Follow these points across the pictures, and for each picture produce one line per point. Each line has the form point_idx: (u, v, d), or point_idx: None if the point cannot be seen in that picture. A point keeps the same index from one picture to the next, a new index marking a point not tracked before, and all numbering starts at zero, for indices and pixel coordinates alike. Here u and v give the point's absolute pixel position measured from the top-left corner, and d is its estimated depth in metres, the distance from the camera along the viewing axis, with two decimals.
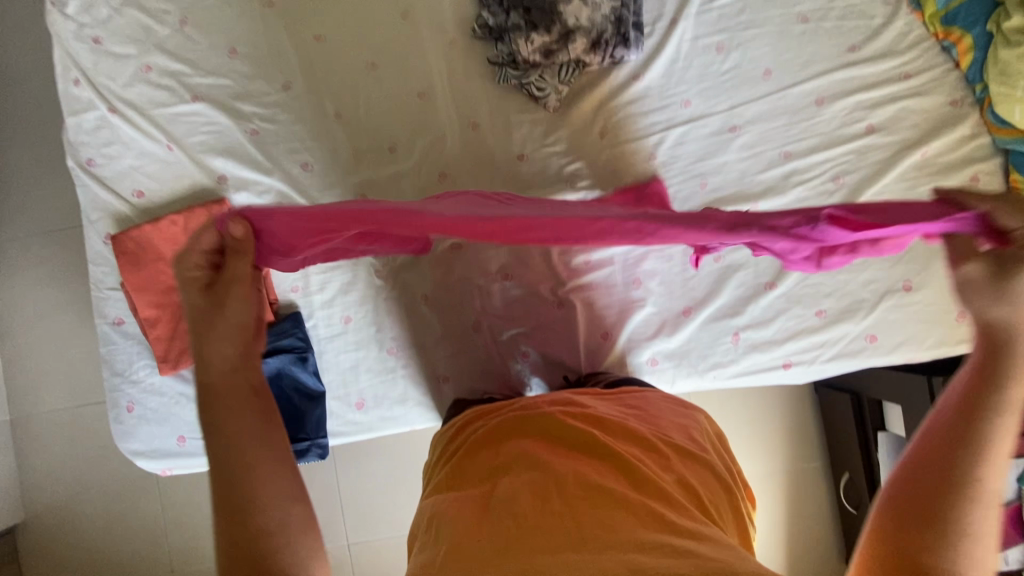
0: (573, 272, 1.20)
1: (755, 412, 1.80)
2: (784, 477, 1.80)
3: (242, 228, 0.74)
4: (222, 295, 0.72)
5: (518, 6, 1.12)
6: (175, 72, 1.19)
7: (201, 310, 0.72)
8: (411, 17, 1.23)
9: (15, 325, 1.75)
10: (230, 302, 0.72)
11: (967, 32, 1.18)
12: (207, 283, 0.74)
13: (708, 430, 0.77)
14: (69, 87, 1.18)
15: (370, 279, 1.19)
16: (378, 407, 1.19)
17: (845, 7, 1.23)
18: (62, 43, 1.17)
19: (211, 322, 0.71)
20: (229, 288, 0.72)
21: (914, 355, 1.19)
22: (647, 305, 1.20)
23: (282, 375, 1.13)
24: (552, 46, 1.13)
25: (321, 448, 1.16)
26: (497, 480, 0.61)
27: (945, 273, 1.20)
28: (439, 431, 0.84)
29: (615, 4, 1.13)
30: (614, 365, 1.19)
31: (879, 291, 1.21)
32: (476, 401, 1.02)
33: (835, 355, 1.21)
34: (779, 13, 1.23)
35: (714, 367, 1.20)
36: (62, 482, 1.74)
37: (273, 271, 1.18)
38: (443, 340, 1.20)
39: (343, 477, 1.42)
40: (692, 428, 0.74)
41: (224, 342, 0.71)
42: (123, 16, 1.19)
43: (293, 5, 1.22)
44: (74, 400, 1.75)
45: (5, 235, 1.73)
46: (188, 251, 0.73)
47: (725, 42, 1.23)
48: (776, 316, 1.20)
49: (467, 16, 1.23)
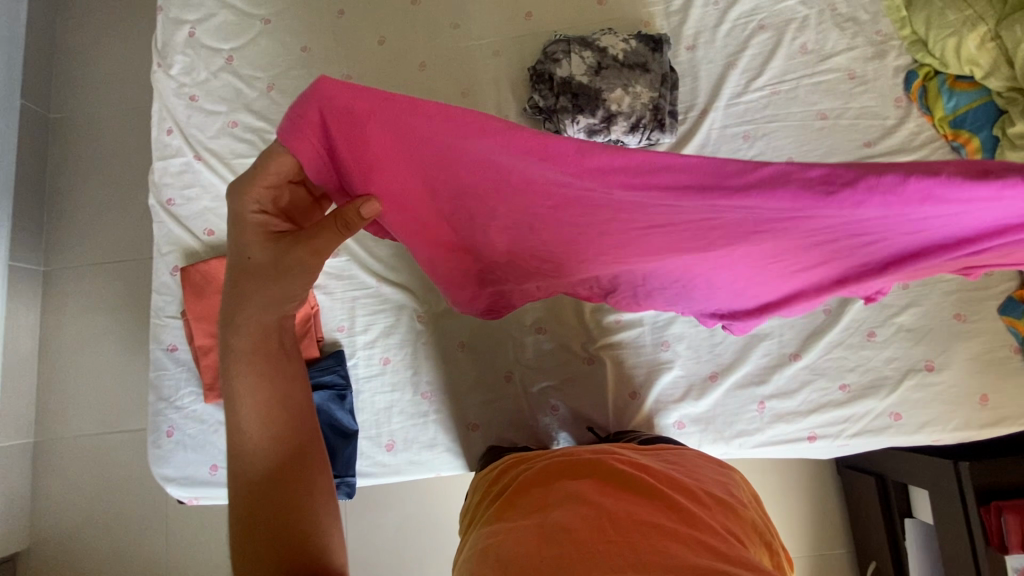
0: (604, 330, 1.26)
1: (776, 488, 1.78)
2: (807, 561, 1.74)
3: (372, 208, 0.74)
4: (286, 258, 0.78)
5: (567, 92, 1.27)
6: (257, 128, 1.35)
7: (266, 258, 0.78)
8: (470, 95, 1.38)
9: (60, 348, 1.83)
10: (290, 268, 0.79)
11: (974, 135, 1.29)
12: (273, 230, 0.80)
13: (742, 488, 0.81)
14: (163, 135, 1.35)
15: (412, 324, 1.26)
16: (407, 449, 1.22)
17: (859, 108, 1.36)
18: (163, 99, 1.36)
19: (269, 276, 0.79)
20: (295, 251, 0.78)
21: (940, 436, 1.20)
22: (675, 367, 1.24)
23: (320, 410, 1.18)
24: (597, 127, 1.26)
25: (349, 486, 1.17)
26: (548, 508, 0.65)
27: (966, 356, 1.23)
28: (479, 474, 0.88)
29: (652, 95, 1.27)
30: (640, 424, 1.21)
31: (901, 369, 1.24)
32: (508, 449, 1.05)
33: (860, 430, 1.22)
34: (799, 110, 1.36)
35: (740, 434, 1.22)
36: (75, 509, 1.74)
37: (322, 310, 1.26)
38: (475, 388, 1.24)
39: (360, 523, 1.41)
40: (729, 483, 0.78)
41: (265, 306, 0.81)
42: (218, 80, 1.37)
43: (367, 79, 1.39)
44: (102, 425, 1.79)
45: (68, 262, 1.86)
46: (261, 179, 0.74)
47: (750, 132, 1.35)
48: (801, 388, 1.23)
49: (518, 97, 1.38)
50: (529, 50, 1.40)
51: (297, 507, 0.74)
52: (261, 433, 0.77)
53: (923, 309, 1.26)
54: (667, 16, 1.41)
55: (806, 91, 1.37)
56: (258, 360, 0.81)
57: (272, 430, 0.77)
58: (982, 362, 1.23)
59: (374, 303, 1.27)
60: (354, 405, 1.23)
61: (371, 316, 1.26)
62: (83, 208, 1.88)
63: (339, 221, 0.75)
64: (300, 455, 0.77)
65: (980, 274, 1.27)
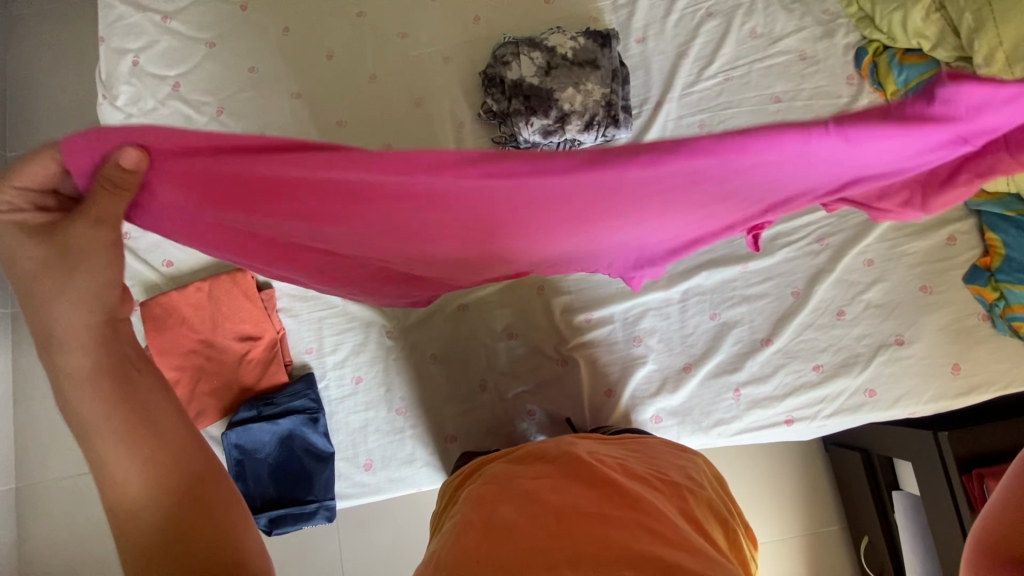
0: (575, 331, 1.25)
1: (766, 472, 1.78)
2: (801, 541, 1.74)
3: (134, 156, 0.69)
4: (64, 243, 0.69)
5: (518, 94, 1.25)
6: None
7: (47, 260, 0.69)
8: (424, 104, 1.37)
9: (31, 391, 1.79)
10: (81, 252, 0.69)
11: None
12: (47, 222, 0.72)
13: (706, 472, 0.81)
14: None
15: (381, 340, 1.25)
16: (386, 467, 1.20)
17: (813, 88, 1.36)
18: None
19: (60, 276, 0.69)
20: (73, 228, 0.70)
21: (915, 409, 1.21)
22: (649, 362, 1.24)
23: (293, 435, 1.16)
24: (551, 127, 1.25)
25: (329, 510, 1.14)
26: (498, 507, 0.64)
27: (935, 327, 1.24)
28: (446, 480, 0.87)
29: (605, 91, 1.26)
30: (618, 422, 1.21)
31: (873, 345, 1.24)
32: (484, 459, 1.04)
33: (836, 409, 1.22)
34: (754, 94, 1.36)
35: (718, 423, 1.22)
36: (60, 554, 1.70)
37: (289, 334, 1.24)
38: (450, 400, 1.23)
39: (348, 545, 1.39)
40: (691, 467, 0.78)
41: (69, 305, 0.69)
42: (167, 107, 1.34)
43: (319, 95, 1.37)
44: (82, 466, 1.75)
45: None
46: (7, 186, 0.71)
47: (707, 120, 1.35)
48: (775, 372, 1.23)
49: (473, 102, 1.37)
50: (480, 54, 1.39)
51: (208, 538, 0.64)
52: (137, 471, 0.64)
53: (890, 283, 1.27)
54: (616, 10, 1.41)
55: (760, 75, 1.37)
56: (108, 399, 0.66)
57: (154, 467, 0.65)
58: (951, 332, 1.24)
59: (342, 323, 1.25)
60: (329, 426, 1.20)
61: (339, 336, 1.24)
62: None
63: (104, 179, 0.70)
64: (191, 487, 0.66)
65: (943, 244, 1.28)
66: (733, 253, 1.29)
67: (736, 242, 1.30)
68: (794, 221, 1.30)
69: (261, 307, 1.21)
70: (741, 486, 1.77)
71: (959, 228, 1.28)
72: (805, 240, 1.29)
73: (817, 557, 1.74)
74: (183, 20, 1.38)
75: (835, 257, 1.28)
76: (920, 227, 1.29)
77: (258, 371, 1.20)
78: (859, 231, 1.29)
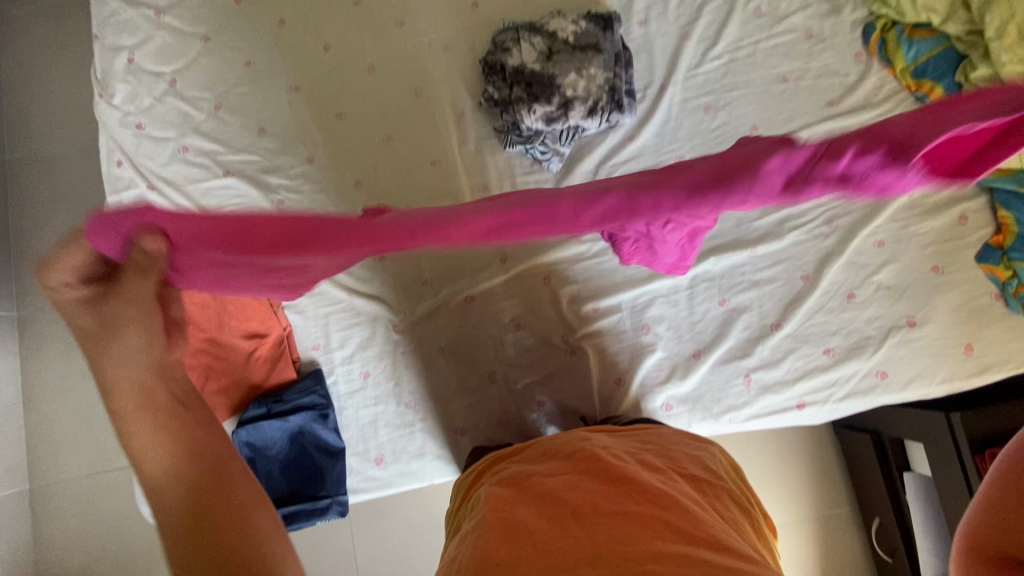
0: (583, 320, 1.24)
1: (776, 456, 1.78)
2: (812, 525, 1.75)
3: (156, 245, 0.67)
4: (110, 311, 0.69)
5: (520, 81, 1.23)
6: (210, 151, 1.30)
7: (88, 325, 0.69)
8: (424, 94, 1.35)
9: (41, 392, 1.79)
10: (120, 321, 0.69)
11: (938, 82, 1.27)
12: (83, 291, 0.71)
13: (723, 462, 0.80)
14: (113, 168, 1.30)
15: (388, 334, 1.24)
16: (397, 461, 1.20)
17: (820, 67, 1.33)
18: (109, 130, 1.31)
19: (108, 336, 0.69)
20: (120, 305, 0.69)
21: (927, 390, 1.20)
22: (658, 350, 1.23)
23: (304, 432, 1.16)
24: (553, 115, 1.22)
25: (342, 505, 1.14)
26: (516, 507, 0.64)
27: (946, 307, 1.23)
28: (461, 476, 0.86)
29: (608, 76, 1.24)
30: (628, 411, 1.20)
31: (884, 327, 1.23)
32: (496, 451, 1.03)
33: (848, 393, 1.21)
34: (759, 75, 1.34)
35: (729, 410, 1.21)
36: (77, 552, 1.72)
37: (296, 330, 1.25)
38: (459, 392, 1.22)
39: (362, 538, 1.40)
40: (707, 459, 0.77)
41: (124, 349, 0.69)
42: (164, 104, 1.32)
43: (317, 87, 1.35)
44: (96, 465, 1.77)
45: (39, 305, 1.82)
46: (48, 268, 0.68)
47: (712, 103, 1.33)
48: (785, 356, 1.22)
49: (473, 90, 1.35)
50: (479, 41, 1.37)
51: (224, 542, 0.67)
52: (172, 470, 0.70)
53: (900, 264, 1.25)
54: None
55: (766, 54, 1.34)
56: (151, 414, 0.70)
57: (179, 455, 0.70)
58: (963, 311, 1.22)
59: (349, 318, 1.24)
60: (339, 423, 1.20)
61: (346, 331, 1.24)
62: (47, 247, 1.84)
63: (132, 264, 0.68)
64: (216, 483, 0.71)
65: (954, 223, 1.26)
66: (741, 238, 1.28)
67: (744, 227, 1.28)
68: (802, 204, 1.28)
69: (268, 305, 1.21)
70: (752, 470, 1.77)
71: (970, 206, 1.26)
72: (813, 222, 1.27)
73: (829, 540, 1.74)
74: (176, 14, 1.36)
75: (845, 239, 1.26)
76: (931, 206, 1.27)
77: (266, 370, 1.20)
78: (869, 212, 1.27)
